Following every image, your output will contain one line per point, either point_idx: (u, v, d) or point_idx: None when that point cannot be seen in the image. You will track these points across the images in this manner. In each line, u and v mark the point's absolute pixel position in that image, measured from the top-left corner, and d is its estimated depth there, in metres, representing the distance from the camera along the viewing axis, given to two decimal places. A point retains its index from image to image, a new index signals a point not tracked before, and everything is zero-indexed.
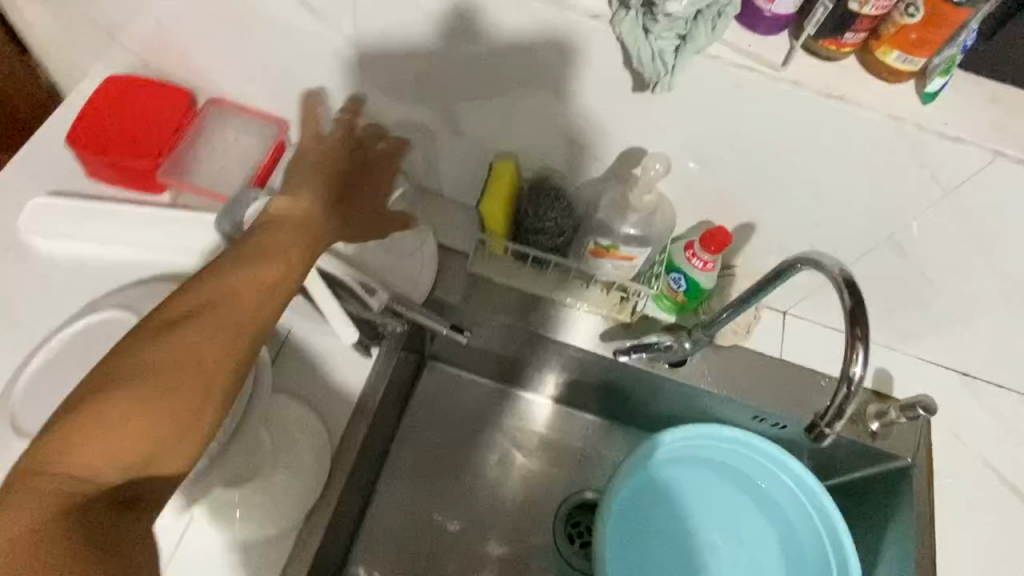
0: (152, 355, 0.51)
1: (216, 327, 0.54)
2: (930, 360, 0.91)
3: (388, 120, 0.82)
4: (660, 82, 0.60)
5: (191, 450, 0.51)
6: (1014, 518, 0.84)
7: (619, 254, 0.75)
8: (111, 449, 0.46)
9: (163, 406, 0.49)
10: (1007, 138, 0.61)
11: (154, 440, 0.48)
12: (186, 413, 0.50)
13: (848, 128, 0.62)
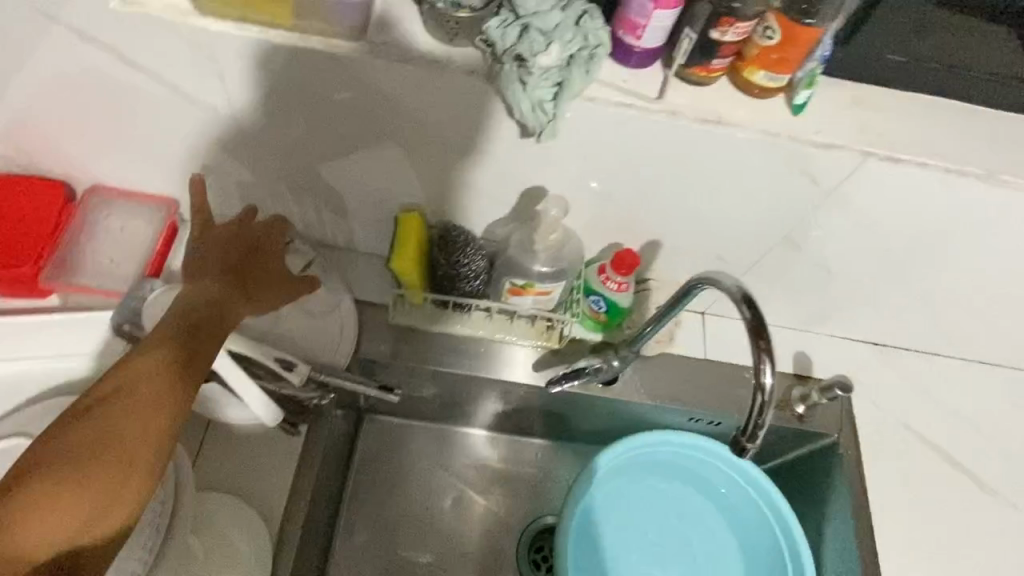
0: (64, 439, 0.51)
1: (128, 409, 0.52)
2: (844, 336, 0.96)
3: (282, 187, 0.79)
4: (544, 129, 0.61)
5: (119, 513, 0.50)
6: (938, 473, 0.89)
7: (535, 291, 0.75)
8: (44, 530, 0.47)
9: (78, 483, 0.49)
10: (871, 137, 0.65)
11: (55, 527, 0.48)
12: (105, 486, 0.50)
13: (726, 146, 0.64)
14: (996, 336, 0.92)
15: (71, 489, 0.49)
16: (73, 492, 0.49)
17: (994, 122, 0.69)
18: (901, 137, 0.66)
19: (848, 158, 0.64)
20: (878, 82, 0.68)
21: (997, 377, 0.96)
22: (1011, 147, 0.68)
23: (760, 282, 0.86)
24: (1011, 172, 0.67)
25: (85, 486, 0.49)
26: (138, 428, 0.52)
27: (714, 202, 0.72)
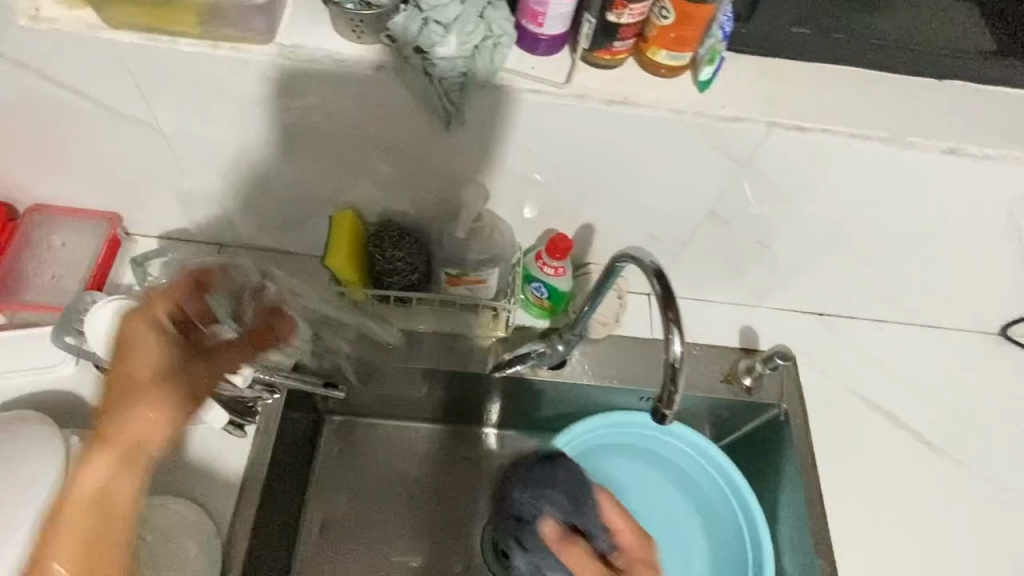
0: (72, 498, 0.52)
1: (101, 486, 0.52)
2: (787, 308, 0.98)
3: (217, 196, 0.81)
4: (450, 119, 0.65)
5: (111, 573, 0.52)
6: (879, 432, 0.93)
7: (468, 278, 0.77)
8: None
9: (71, 553, 0.51)
10: (774, 109, 0.67)
11: None
12: (90, 546, 0.51)
13: (635, 127, 0.66)
14: (931, 297, 0.95)
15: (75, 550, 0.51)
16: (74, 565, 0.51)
17: (899, 87, 0.72)
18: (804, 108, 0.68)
19: (756, 130, 0.66)
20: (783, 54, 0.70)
21: (933, 338, 1.00)
22: (913, 111, 0.71)
23: (696, 258, 0.88)
24: (918, 134, 0.69)
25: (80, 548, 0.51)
26: (110, 488, 0.52)
27: (633, 183, 0.74)
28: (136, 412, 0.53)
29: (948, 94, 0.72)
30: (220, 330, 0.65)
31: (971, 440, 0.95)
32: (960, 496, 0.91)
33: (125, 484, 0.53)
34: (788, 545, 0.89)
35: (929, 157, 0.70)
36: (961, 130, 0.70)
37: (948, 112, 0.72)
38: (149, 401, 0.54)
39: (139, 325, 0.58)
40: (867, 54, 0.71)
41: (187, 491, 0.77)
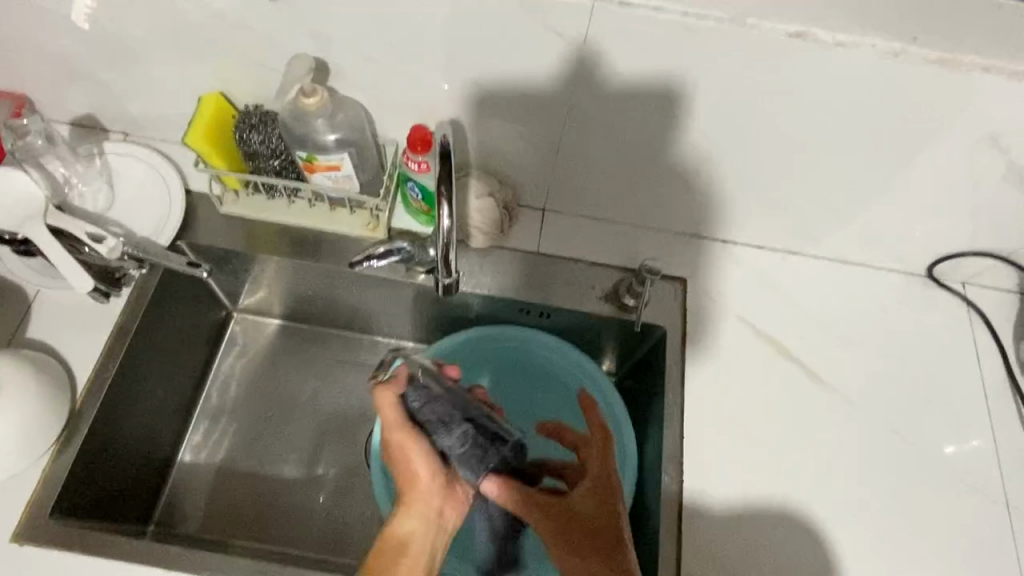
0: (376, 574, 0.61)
1: (420, 466, 0.64)
2: (685, 232, 0.96)
3: (106, 78, 0.86)
4: None
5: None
6: (766, 364, 0.89)
7: (321, 164, 0.78)
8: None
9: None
10: None
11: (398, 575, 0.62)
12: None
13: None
14: (837, 225, 0.90)
15: (416, 506, 0.64)
16: (418, 517, 0.64)
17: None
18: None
19: (575, 6, 0.65)
20: None
21: (841, 272, 0.95)
22: None
23: (573, 165, 0.87)
24: (758, 16, 0.66)
25: (423, 509, 0.64)
26: (414, 508, 0.64)
27: (480, 61, 0.74)
28: (414, 484, 0.65)
29: None
30: (410, 401, 0.66)
31: (869, 381, 0.89)
32: (846, 439, 0.86)
33: (424, 539, 0.64)
34: (651, 467, 0.86)
35: (773, 40, 0.66)
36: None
37: None
38: (415, 453, 0.65)
39: (393, 410, 0.66)
40: None
41: (51, 346, 0.81)
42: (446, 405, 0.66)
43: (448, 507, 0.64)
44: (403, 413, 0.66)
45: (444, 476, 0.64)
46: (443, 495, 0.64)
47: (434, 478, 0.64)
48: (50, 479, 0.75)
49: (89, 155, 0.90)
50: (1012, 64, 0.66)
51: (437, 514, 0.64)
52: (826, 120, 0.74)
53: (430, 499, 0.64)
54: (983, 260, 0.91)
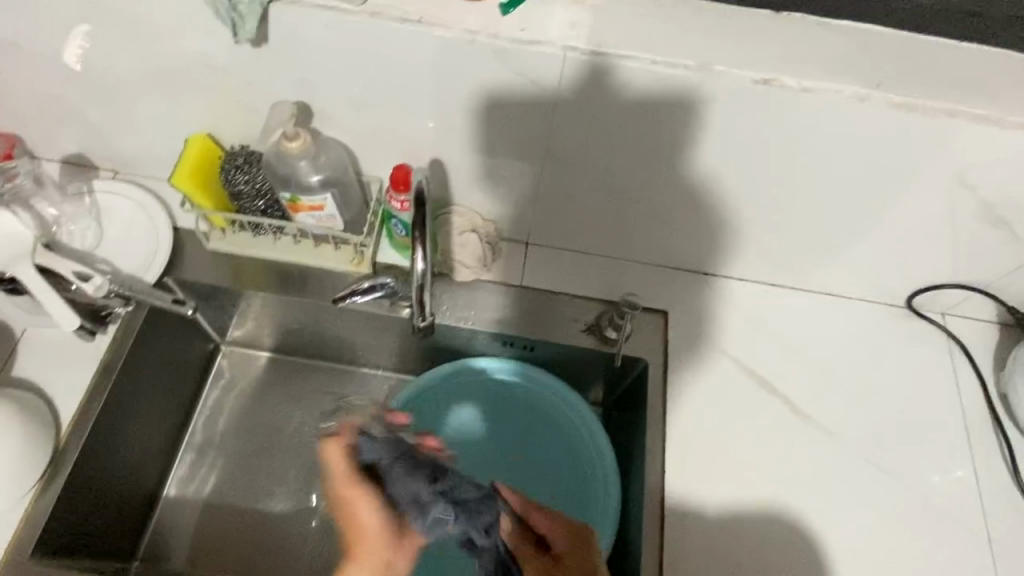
0: None
1: (364, 514, 0.67)
2: (666, 264, 0.97)
3: (95, 119, 0.87)
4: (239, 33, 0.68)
5: None
6: (748, 396, 0.90)
7: (304, 204, 0.80)
8: None
9: None
10: (579, 36, 0.68)
11: None
12: None
13: (427, 49, 0.69)
14: (815, 258, 0.91)
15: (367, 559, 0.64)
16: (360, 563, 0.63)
17: (718, 17, 0.71)
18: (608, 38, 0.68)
19: (549, 54, 0.67)
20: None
21: (821, 303, 0.97)
22: (732, 45, 0.69)
23: (554, 201, 0.88)
24: (725, 64, 0.68)
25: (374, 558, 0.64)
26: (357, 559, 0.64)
27: (460, 106, 0.76)
28: (365, 538, 0.66)
29: (779, 32, 0.71)
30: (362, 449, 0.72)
31: (849, 413, 0.90)
32: (827, 471, 0.86)
33: None
34: (633, 500, 0.86)
35: (741, 86, 0.68)
36: (779, 62, 0.68)
37: (772, 48, 0.70)
38: (365, 506, 0.68)
39: (340, 458, 0.71)
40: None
41: (37, 383, 0.82)
42: (395, 464, 0.70)
43: (389, 549, 0.66)
44: (353, 463, 0.71)
45: (389, 523, 0.67)
46: (389, 534, 0.66)
47: (382, 531, 0.66)
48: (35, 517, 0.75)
49: (77, 192, 0.91)
50: (973, 108, 0.68)
51: (385, 567, 0.64)
52: (798, 159, 0.75)
53: (369, 547, 0.65)
54: (960, 293, 0.92)
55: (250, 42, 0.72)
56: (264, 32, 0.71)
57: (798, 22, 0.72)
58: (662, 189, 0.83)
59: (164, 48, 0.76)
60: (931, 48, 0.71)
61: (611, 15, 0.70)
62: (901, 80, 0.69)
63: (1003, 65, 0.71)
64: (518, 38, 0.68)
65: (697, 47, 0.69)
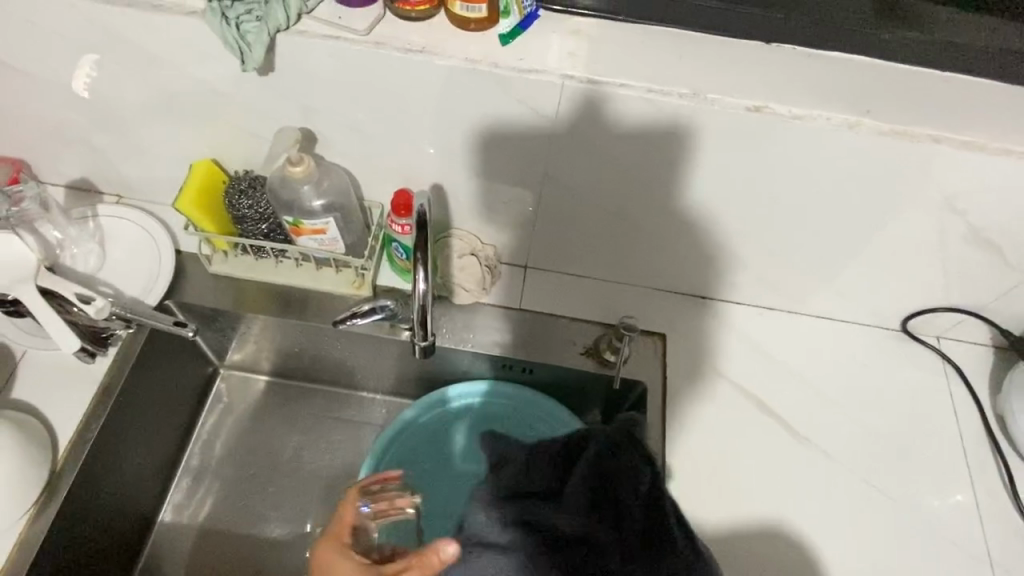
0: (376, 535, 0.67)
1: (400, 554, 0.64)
2: (663, 287, 0.98)
3: (101, 144, 0.89)
4: (245, 61, 0.70)
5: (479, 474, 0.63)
6: (745, 419, 0.90)
7: (308, 227, 0.80)
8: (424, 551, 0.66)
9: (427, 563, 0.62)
10: (576, 66, 0.70)
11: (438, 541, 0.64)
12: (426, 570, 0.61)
13: (430, 77, 0.71)
14: (809, 282, 0.93)
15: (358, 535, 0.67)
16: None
17: (711, 48, 0.73)
18: (605, 68, 0.70)
19: (549, 82, 0.69)
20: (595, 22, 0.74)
21: (817, 326, 0.98)
22: (724, 74, 0.71)
23: (552, 225, 0.90)
24: (718, 91, 0.70)
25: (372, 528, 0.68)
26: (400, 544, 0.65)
27: (461, 132, 0.77)
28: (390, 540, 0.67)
29: (770, 62, 0.73)
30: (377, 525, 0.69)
31: (847, 436, 0.90)
32: (826, 497, 0.86)
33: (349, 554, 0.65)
34: None
35: (734, 114, 0.70)
36: (770, 91, 0.71)
37: (764, 78, 0.72)
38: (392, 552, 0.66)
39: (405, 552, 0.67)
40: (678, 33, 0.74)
41: (35, 407, 0.82)
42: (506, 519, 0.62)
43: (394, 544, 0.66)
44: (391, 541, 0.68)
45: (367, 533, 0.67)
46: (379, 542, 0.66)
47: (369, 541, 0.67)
48: (29, 539, 0.74)
49: (82, 217, 0.93)
50: (960, 135, 0.70)
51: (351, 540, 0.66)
52: (791, 186, 0.77)
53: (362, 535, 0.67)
54: (956, 316, 0.93)
55: (256, 71, 0.74)
56: (270, 61, 0.73)
57: (786, 52, 0.74)
58: (659, 212, 0.84)
59: (175, 75, 0.77)
60: (917, 77, 0.73)
61: (608, 45, 0.72)
62: (888, 108, 0.71)
63: (986, 94, 0.73)
64: (517, 66, 0.70)
65: (692, 77, 0.71)
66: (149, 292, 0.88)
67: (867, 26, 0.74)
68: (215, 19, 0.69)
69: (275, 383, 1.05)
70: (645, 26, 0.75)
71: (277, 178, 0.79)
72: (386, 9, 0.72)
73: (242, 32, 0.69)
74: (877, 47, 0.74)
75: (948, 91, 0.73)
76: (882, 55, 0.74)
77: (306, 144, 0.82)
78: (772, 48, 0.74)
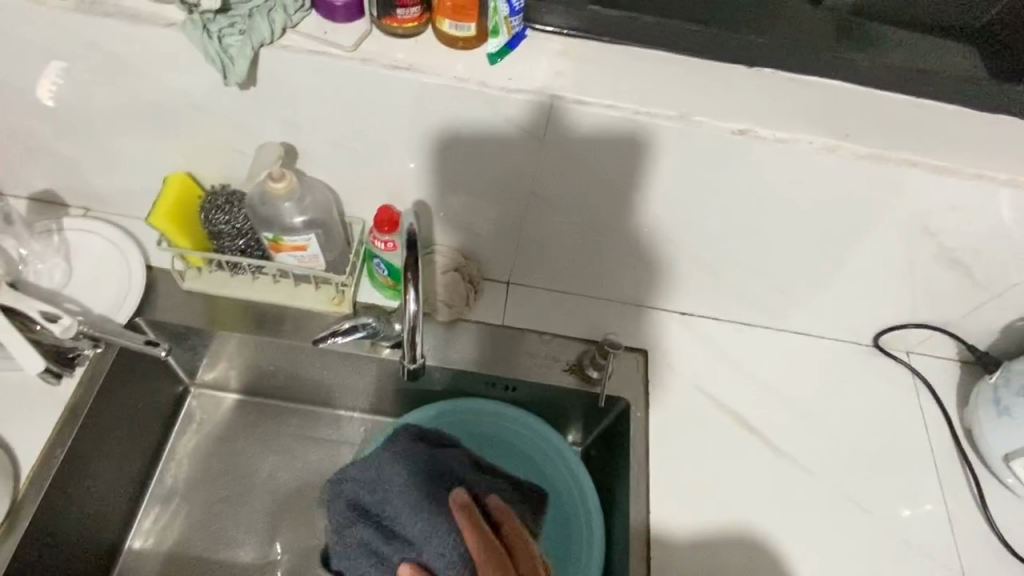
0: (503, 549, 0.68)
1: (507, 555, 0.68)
2: (643, 304, 0.99)
3: (68, 155, 0.86)
4: (228, 77, 0.68)
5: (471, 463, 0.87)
6: (726, 434, 0.91)
7: (287, 244, 0.79)
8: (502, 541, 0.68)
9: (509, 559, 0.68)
10: (565, 86, 0.71)
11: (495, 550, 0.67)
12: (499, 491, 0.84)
13: (419, 94, 0.71)
14: (787, 299, 0.94)
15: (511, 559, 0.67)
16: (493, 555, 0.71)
17: (695, 71, 0.75)
18: (594, 90, 0.71)
19: (539, 102, 0.69)
20: (582, 44, 0.75)
21: (793, 343, 1.00)
22: (709, 97, 0.73)
23: (536, 243, 0.90)
24: (704, 114, 0.71)
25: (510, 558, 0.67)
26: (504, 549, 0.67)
27: (446, 149, 0.77)
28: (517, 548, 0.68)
29: (752, 85, 0.74)
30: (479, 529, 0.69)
31: (825, 450, 0.92)
32: (806, 511, 0.87)
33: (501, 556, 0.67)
34: (617, 545, 0.86)
35: (719, 136, 0.71)
36: (754, 114, 0.72)
37: (747, 101, 0.73)
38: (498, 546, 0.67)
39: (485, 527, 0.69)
40: (663, 55, 0.75)
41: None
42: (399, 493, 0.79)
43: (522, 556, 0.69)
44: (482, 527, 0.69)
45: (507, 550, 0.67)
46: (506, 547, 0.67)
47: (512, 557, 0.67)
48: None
49: (46, 230, 0.89)
50: (934, 160, 0.72)
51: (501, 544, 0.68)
52: (772, 206, 0.79)
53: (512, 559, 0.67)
54: (926, 332, 0.96)
55: (239, 85, 0.72)
56: (254, 75, 0.71)
57: (769, 77, 0.76)
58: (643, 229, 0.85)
59: (151, 87, 0.75)
60: (891, 103, 0.76)
61: (596, 67, 0.73)
62: (866, 132, 0.73)
63: (956, 121, 0.76)
64: (505, 85, 0.70)
65: (678, 99, 0.72)
66: (118, 310, 0.85)
67: (841, 54, 0.76)
68: (196, 33, 0.67)
69: (249, 403, 1.02)
70: (630, 47, 0.75)
71: (258, 194, 0.77)
72: (372, 25, 0.71)
73: (225, 47, 0.67)
74: (853, 72, 0.76)
75: (920, 117, 0.75)
76: (860, 81, 0.76)
77: (289, 159, 0.80)
78: (753, 72, 0.76)
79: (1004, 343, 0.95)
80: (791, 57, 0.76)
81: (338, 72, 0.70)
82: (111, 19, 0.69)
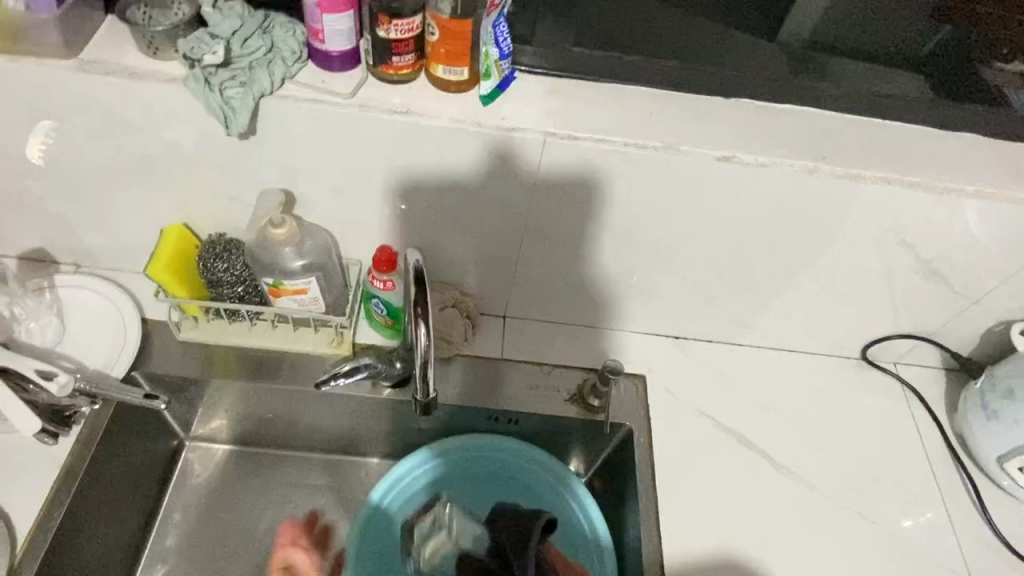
0: None
1: None
2: (638, 331, 1.01)
3: (61, 212, 0.86)
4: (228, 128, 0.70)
5: None
6: (729, 454, 0.92)
7: (287, 288, 0.80)
8: None
9: None
10: (556, 122, 0.74)
11: None
12: None
13: (415, 135, 0.73)
14: (777, 317, 0.97)
15: None
16: None
17: (677, 103, 0.79)
18: (584, 126, 0.74)
19: (532, 138, 0.73)
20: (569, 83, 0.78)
21: (785, 360, 1.02)
22: (693, 128, 0.76)
23: (533, 276, 0.91)
24: (689, 143, 0.75)
25: None
26: None
27: (444, 188, 0.79)
28: None
29: (731, 115, 0.79)
30: None
31: (826, 464, 0.93)
32: (813, 525, 0.88)
33: None
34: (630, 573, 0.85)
35: (705, 163, 0.75)
36: (735, 141, 0.76)
37: (728, 129, 0.77)
38: None
39: None
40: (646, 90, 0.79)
41: None
42: None
43: None
44: None
45: None
46: None
47: None
48: None
49: (38, 288, 0.88)
50: (907, 177, 0.77)
51: None
52: (758, 227, 0.82)
53: None
54: (911, 342, 1.00)
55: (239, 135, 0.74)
56: (253, 126, 0.73)
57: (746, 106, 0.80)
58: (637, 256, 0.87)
59: (149, 141, 0.76)
60: (861, 125, 0.81)
61: (583, 103, 0.76)
62: (838, 154, 0.77)
63: (923, 139, 0.81)
64: (498, 125, 0.73)
65: (664, 130, 0.75)
66: (114, 364, 0.84)
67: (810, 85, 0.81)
68: (196, 87, 0.69)
69: (246, 453, 1.01)
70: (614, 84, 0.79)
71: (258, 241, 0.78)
72: (367, 73, 0.74)
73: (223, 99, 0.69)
74: (823, 99, 0.81)
75: (889, 137, 0.80)
76: (831, 106, 0.81)
77: (288, 205, 0.82)
78: (732, 102, 0.80)
79: (986, 348, 0.99)
80: (763, 89, 0.80)
81: (337, 118, 0.72)
82: (112, 77, 0.70)
